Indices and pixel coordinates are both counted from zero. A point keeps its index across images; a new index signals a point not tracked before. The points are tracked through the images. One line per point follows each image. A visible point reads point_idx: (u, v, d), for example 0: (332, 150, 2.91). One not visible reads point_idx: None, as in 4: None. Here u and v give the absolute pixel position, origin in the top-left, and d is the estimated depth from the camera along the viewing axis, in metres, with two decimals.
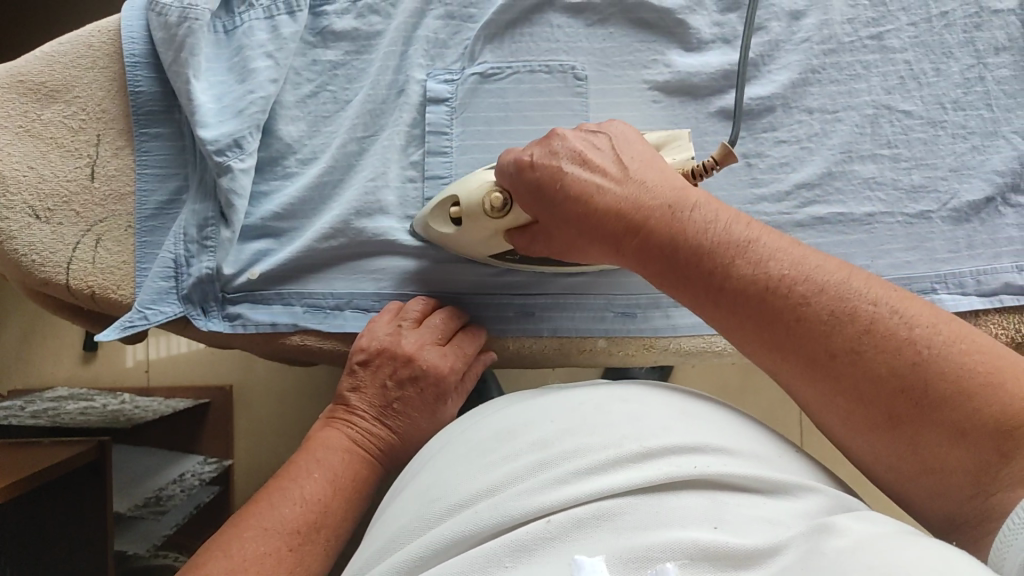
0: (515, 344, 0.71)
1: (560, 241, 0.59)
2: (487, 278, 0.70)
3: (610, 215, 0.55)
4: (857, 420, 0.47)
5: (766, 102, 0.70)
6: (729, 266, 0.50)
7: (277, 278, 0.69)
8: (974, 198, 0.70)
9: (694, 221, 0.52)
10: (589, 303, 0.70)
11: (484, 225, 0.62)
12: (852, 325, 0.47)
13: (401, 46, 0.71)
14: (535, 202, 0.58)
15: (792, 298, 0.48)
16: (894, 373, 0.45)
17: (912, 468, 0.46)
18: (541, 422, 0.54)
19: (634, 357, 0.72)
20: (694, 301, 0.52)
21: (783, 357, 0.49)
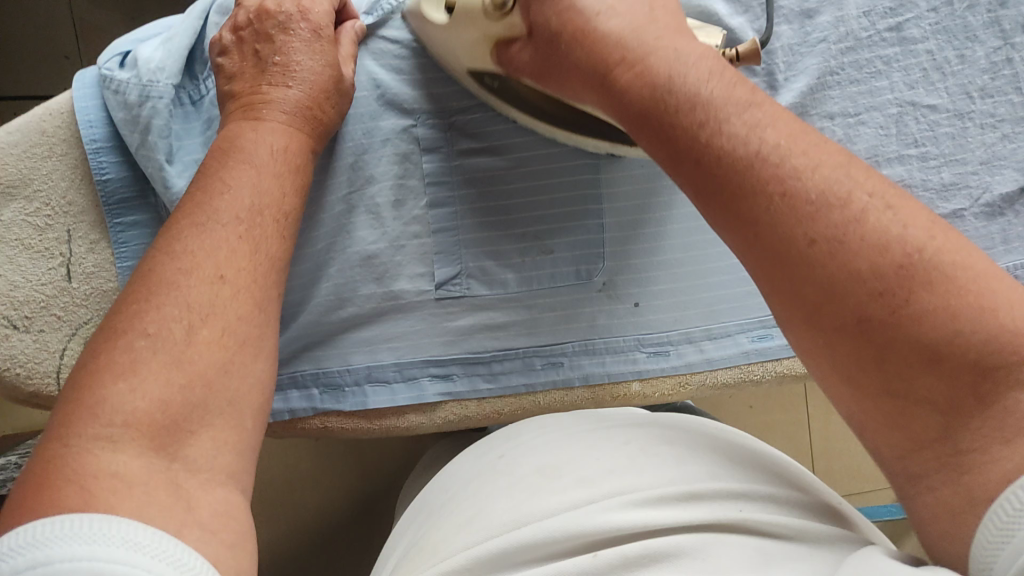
0: (547, 399, 0.67)
1: (552, 59, 0.54)
2: (510, 332, 0.66)
3: (586, 51, 0.51)
4: (817, 318, 0.40)
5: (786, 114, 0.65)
6: (721, 122, 0.44)
7: (287, 358, 0.64)
8: (1006, 191, 0.67)
9: (688, 73, 0.47)
10: (620, 347, 0.67)
11: (475, 28, 0.56)
12: (841, 210, 0.40)
13: (377, 90, 0.63)
14: (539, 5, 0.53)
15: (784, 162, 0.42)
16: (874, 272, 0.39)
17: (876, 389, 0.39)
18: (586, 458, 0.51)
19: (668, 395, 0.69)
20: (667, 159, 0.47)
21: (748, 228, 0.42)
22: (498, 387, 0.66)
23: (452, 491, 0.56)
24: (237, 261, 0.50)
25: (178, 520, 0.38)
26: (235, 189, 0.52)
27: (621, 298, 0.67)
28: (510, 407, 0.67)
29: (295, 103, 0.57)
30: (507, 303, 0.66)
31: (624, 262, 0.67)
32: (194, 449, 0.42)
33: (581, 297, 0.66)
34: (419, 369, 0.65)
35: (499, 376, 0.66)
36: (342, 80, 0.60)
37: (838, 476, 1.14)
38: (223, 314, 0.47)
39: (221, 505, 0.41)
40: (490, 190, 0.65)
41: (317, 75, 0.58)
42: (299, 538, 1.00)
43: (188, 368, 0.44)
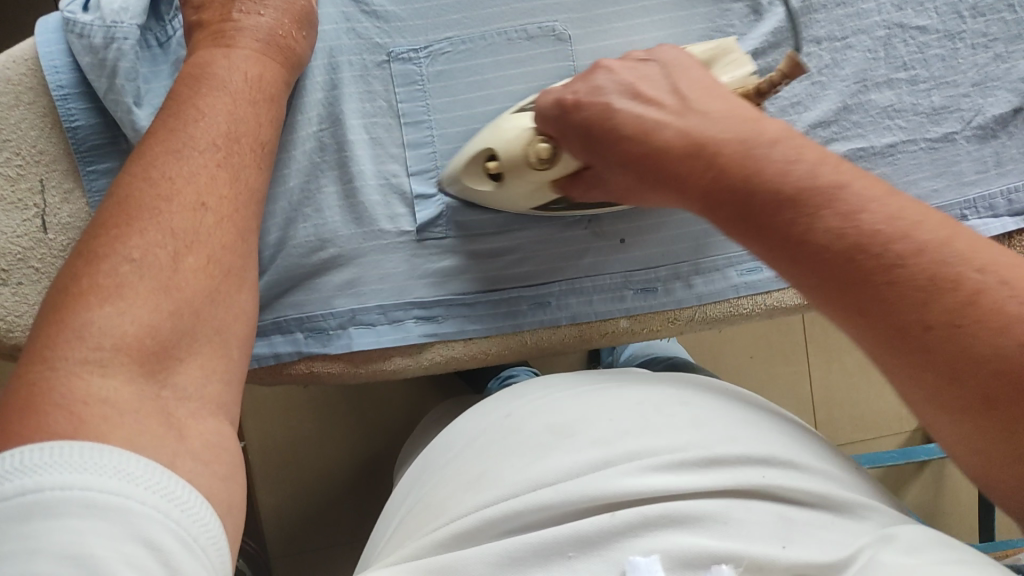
0: (534, 338, 0.67)
1: (616, 185, 0.55)
2: (494, 272, 0.65)
3: (648, 163, 0.50)
4: (942, 396, 0.42)
5: (772, 39, 0.64)
6: (815, 213, 0.43)
7: (269, 303, 0.64)
8: (999, 112, 0.65)
9: (765, 160, 0.45)
10: (607, 285, 0.66)
11: (529, 179, 0.59)
12: (953, 293, 0.40)
13: (344, 23, 0.62)
14: (584, 147, 0.54)
15: (885, 250, 0.42)
16: (997, 353, 0.39)
17: (1009, 457, 0.40)
18: (601, 418, 0.53)
19: (656, 331, 0.68)
20: (761, 249, 0.46)
21: (860, 316, 0.43)
22: (484, 327, 0.66)
23: (457, 446, 0.58)
24: (216, 190, 0.49)
25: (170, 451, 0.39)
26: (216, 119, 0.51)
27: (607, 235, 0.66)
28: (497, 347, 0.66)
29: (268, 31, 0.57)
30: (489, 241, 0.65)
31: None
32: (183, 377, 0.43)
33: (563, 234, 0.65)
34: (403, 311, 0.65)
35: (485, 317, 0.66)
36: (311, 10, 0.60)
37: (837, 420, 1.15)
38: (206, 243, 0.47)
39: (213, 436, 0.42)
40: (471, 127, 0.63)
41: (288, 4, 0.58)
42: (301, 496, 1.01)
43: (177, 296, 0.43)
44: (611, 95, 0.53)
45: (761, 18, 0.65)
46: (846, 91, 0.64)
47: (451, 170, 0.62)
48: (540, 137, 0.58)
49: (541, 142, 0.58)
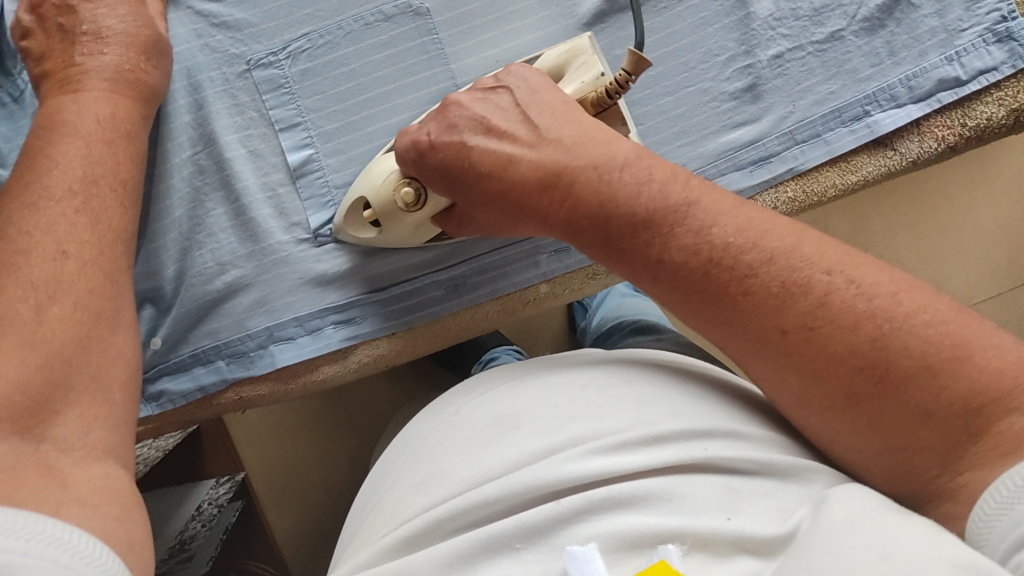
0: (458, 321, 0.65)
1: (490, 222, 0.55)
2: (403, 263, 0.64)
3: (522, 197, 0.50)
4: (813, 395, 0.41)
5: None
6: (667, 234, 0.44)
7: (184, 337, 0.63)
8: (881, 1, 0.63)
9: (616, 181, 0.46)
10: (518, 252, 0.65)
11: (407, 221, 0.58)
12: (805, 298, 0.41)
13: (197, 41, 0.61)
14: (449, 187, 0.54)
15: (739, 261, 0.42)
16: (855, 349, 0.40)
17: (884, 452, 0.40)
18: (545, 404, 0.49)
19: (579, 290, 0.68)
20: (626, 270, 0.46)
21: (724, 328, 0.43)
22: (405, 320, 0.64)
23: (406, 458, 0.56)
24: (78, 233, 0.49)
25: (55, 498, 0.37)
26: (73, 161, 0.51)
27: None
28: (423, 338, 0.65)
29: (115, 68, 0.55)
30: None
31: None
32: (61, 429, 0.42)
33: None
34: (321, 319, 0.63)
35: (404, 309, 0.64)
36: (159, 38, 0.58)
37: None
38: (71, 290, 0.46)
39: (101, 480, 0.41)
40: (349, 121, 0.62)
41: (133, 37, 0.56)
42: (309, 516, 1.00)
43: (45, 349, 0.43)
44: (466, 131, 0.53)
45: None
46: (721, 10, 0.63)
47: (337, 220, 0.62)
48: (404, 181, 0.57)
49: (407, 187, 0.56)
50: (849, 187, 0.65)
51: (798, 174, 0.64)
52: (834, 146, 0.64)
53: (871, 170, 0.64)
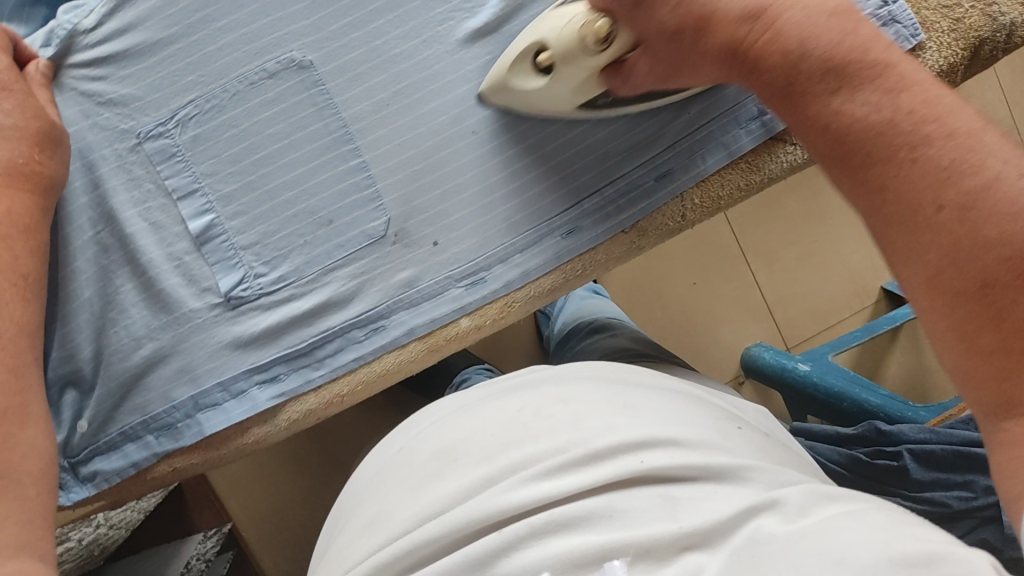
0: (381, 366, 0.65)
1: (665, 62, 0.51)
2: (318, 317, 0.64)
3: (702, 40, 0.48)
4: (943, 274, 0.41)
5: (512, 1, 0.62)
6: (853, 88, 0.43)
7: (109, 417, 0.64)
8: None
9: (820, 25, 0.44)
10: (434, 289, 0.64)
11: (586, 63, 0.52)
12: (974, 176, 0.40)
13: (83, 122, 0.61)
14: (635, 19, 0.49)
15: (917, 129, 0.42)
16: (1002, 241, 0.39)
17: (983, 352, 0.40)
18: (482, 433, 0.50)
19: (501, 320, 0.67)
20: (799, 119, 0.46)
21: (880, 193, 0.42)
22: (329, 371, 0.64)
23: (362, 490, 0.56)
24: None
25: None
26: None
27: (419, 242, 0.64)
28: (349, 388, 0.65)
29: (6, 161, 0.56)
30: (301, 287, 0.63)
31: (409, 204, 0.63)
32: None
33: (372, 257, 0.64)
34: (244, 381, 0.63)
35: (327, 360, 0.64)
36: (50, 126, 0.58)
37: (793, 315, 1.18)
38: None
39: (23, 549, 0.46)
40: (247, 181, 0.62)
41: (18, 127, 0.56)
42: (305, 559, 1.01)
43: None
44: None
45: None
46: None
47: (500, 74, 0.58)
48: (597, 16, 0.50)
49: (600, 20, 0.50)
50: (751, 187, 0.66)
51: (697, 182, 0.65)
52: (728, 152, 0.65)
53: (770, 168, 0.65)
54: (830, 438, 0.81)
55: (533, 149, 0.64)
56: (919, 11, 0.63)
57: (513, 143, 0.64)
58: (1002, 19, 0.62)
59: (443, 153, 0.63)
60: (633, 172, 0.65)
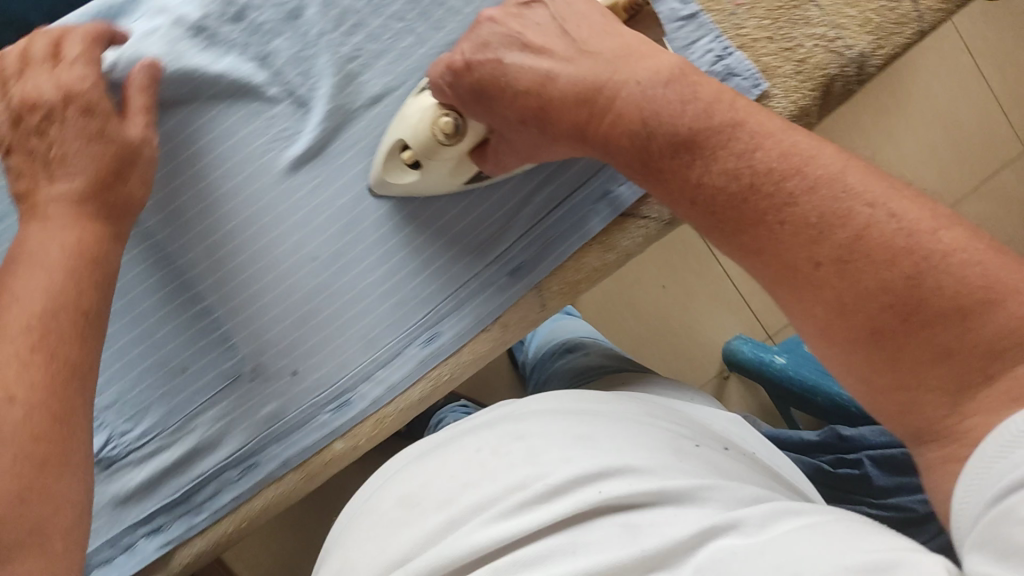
0: (252, 507, 0.54)
1: (523, 145, 0.49)
2: (169, 479, 0.53)
3: (547, 124, 0.45)
4: (836, 329, 0.38)
5: (329, 124, 0.54)
6: (708, 156, 0.40)
7: None
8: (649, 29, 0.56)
9: (659, 99, 0.41)
10: (298, 418, 0.54)
11: (448, 156, 0.51)
12: (843, 229, 0.37)
13: None
14: (484, 111, 0.48)
15: (779, 186, 0.38)
16: (886, 288, 0.36)
17: (891, 385, 0.37)
18: (442, 477, 0.44)
19: (379, 433, 0.55)
20: (659, 193, 0.42)
21: (756, 256, 0.39)
22: (209, 515, 0.53)
23: (332, 538, 0.50)
24: (52, 279, 0.44)
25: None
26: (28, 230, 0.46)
27: (276, 375, 0.54)
28: (232, 527, 0.54)
29: None
30: (143, 456, 0.52)
31: (261, 336, 0.53)
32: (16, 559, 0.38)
33: (228, 403, 0.53)
34: (107, 549, 0.52)
35: (205, 505, 0.53)
36: None
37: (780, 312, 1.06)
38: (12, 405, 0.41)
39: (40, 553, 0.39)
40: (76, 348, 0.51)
41: None
42: None
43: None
44: (500, 47, 0.47)
45: (308, 109, 0.54)
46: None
47: (376, 170, 0.53)
48: (442, 111, 0.49)
49: (444, 116, 0.49)
50: (609, 268, 0.57)
51: (554, 268, 0.56)
52: (579, 234, 0.56)
53: (625, 244, 0.56)
54: (795, 447, 0.77)
55: (390, 249, 0.55)
56: (759, 59, 0.56)
57: (372, 230, 0.55)
58: (849, 53, 0.55)
59: (287, 278, 0.53)
60: (513, 250, 0.56)
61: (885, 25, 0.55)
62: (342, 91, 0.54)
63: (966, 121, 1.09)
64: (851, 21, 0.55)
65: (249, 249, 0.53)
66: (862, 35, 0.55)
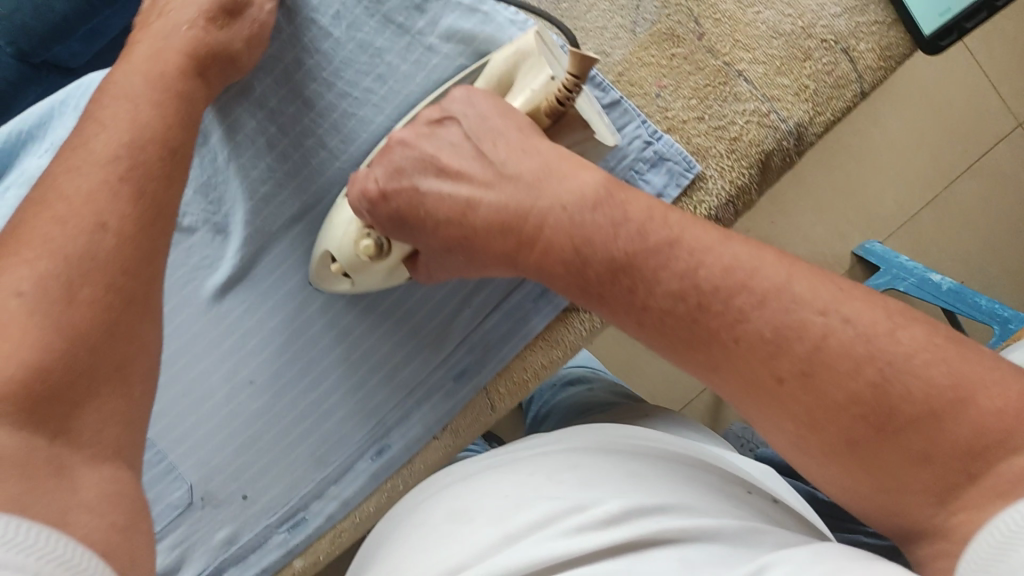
0: None
1: (453, 263, 0.47)
2: None
3: (477, 247, 0.43)
4: (810, 441, 0.35)
5: (248, 251, 0.59)
6: (649, 278, 0.37)
7: None
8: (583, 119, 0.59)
9: (587, 220, 0.38)
10: (259, 535, 0.59)
11: (377, 271, 0.52)
12: (801, 342, 0.34)
13: None
14: (409, 235, 0.46)
15: (730, 302, 0.35)
16: (855, 398, 0.33)
17: (872, 490, 0.35)
18: (496, 493, 0.43)
19: (335, 548, 0.61)
20: (607, 317, 0.39)
21: (715, 374, 0.36)
22: None
23: (357, 563, 0.48)
24: (119, 207, 0.42)
25: (59, 506, 0.33)
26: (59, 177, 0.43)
27: (228, 498, 0.59)
28: None
29: None
30: None
31: (208, 466, 0.59)
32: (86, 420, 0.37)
33: (183, 529, 0.58)
34: None
35: None
36: None
37: None
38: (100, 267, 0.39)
39: (112, 483, 0.37)
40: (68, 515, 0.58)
41: None
42: None
43: (74, 330, 0.37)
44: (415, 174, 0.45)
45: (227, 236, 0.59)
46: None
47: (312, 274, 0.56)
48: (365, 232, 0.50)
49: (366, 239, 0.50)
50: (556, 362, 0.61)
51: (499, 370, 0.60)
52: (518, 339, 0.60)
53: (569, 339, 0.60)
54: None
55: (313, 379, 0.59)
56: (690, 141, 0.59)
57: (308, 350, 0.59)
58: (784, 125, 0.58)
59: (227, 410, 0.59)
60: (452, 356, 0.60)
61: (822, 89, 0.59)
62: (262, 214, 0.59)
63: (955, 98, 1.04)
64: (784, 92, 0.59)
65: (184, 388, 0.58)
66: (798, 104, 0.58)
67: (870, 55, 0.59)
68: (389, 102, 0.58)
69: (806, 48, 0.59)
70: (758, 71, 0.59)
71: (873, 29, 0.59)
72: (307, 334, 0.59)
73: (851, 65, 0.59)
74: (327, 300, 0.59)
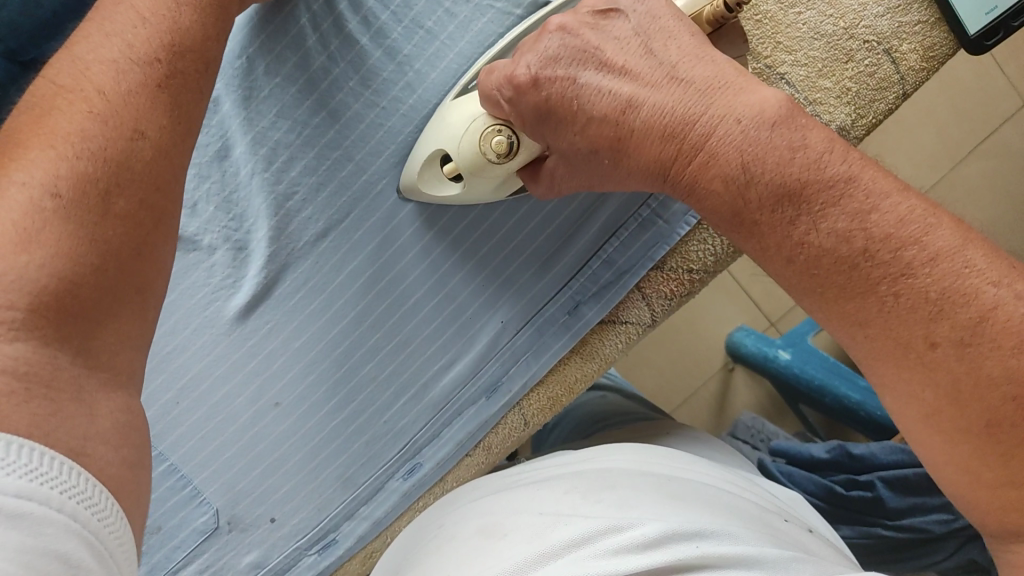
0: None
1: (582, 174, 0.46)
2: None
3: (623, 154, 0.42)
4: (945, 413, 0.36)
5: (269, 272, 0.55)
6: (820, 213, 0.38)
7: None
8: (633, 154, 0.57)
9: (764, 147, 0.39)
10: (293, 554, 0.58)
11: (496, 174, 0.48)
12: (969, 309, 0.35)
13: None
14: (545, 133, 0.44)
15: (897, 257, 0.37)
16: (1010, 378, 0.35)
17: (996, 479, 0.36)
18: (530, 511, 0.41)
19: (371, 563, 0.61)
20: (752, 246, 0.41)
21: (859, 328, 0.38)
22: None
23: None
24: (156, 116, 0.38)
25: (81, 431, 0.32)
26: (85, 56, 0.38)
27: (255, 521, 0.58)
28: None
29: None
30: None
31: (234, 490, 0.57)
32: (103, 341, 0.34)
33: (211, 553, 0.58)
34: None
35: None
36: None
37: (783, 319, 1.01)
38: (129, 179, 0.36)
39: (124, 413, 0.34)
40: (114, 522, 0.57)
41: None
42: None
43: (104, 245, 0.34)
44: (572, 64, 0.42)
45: (247, 253, 0.55)
46: (413, 238, 0.56)
47: (409, 178, 0.52)
48: (496, 128, 0.46)
49: (499, 134, 0.46)
50: (591, 375, 0.60)
51: (534, 386, 0.59)
52: (556, 349, 0.58)
53: (607, 352, 0.59)
54: (807, 463, 0.79)
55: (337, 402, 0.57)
56: None
57: (333, 369, 0.57)
58: (821, 132, 0.56)
59: (252, 432, 0.56)
60: (490, 371, 0.58)
61: (864, 92, 0.55)
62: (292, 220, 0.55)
63: (963, 74, 1.00)
64: (826, 95, 0.56)
65: (205, 409, 0.56)
66: (840, 107, 0.56)
67: (914, 56, 0.55)
68: (418, 109, 0.55)
69: (849, 48, 0.55)
70: (800, 74, 0.56)
71: (917, 29, 0.55)
72: (334, 354, 0.57)
73: (895, 66, 0.55)
74: (397, 273, 0.56)
